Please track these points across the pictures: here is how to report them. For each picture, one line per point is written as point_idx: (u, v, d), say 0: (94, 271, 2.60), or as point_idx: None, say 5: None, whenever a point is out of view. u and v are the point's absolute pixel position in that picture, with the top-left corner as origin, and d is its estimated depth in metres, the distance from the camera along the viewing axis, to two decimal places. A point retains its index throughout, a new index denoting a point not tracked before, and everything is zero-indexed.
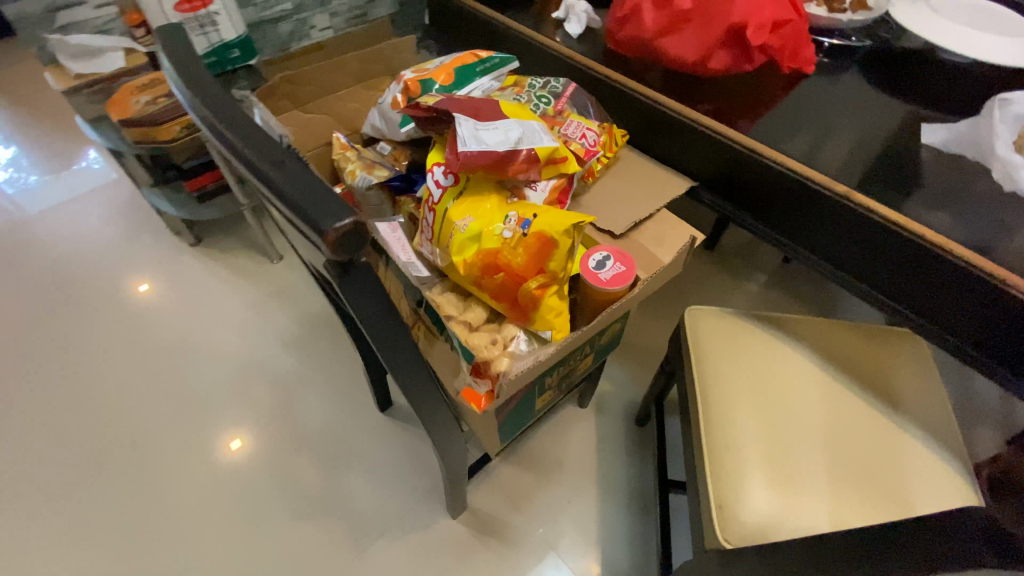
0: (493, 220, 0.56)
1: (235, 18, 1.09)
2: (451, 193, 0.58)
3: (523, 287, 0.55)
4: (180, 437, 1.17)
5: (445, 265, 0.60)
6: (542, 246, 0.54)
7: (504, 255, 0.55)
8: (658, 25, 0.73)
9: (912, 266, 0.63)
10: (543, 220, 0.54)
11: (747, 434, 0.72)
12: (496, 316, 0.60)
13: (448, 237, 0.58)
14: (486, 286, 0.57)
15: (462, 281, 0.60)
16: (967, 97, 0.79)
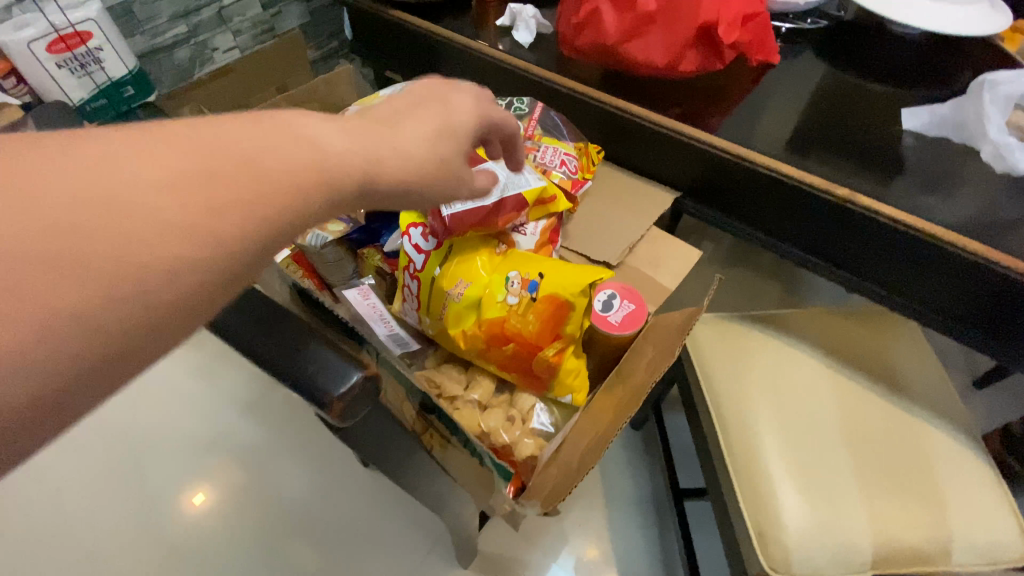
0: (491, 284, 0.49)
1: (123, 51, 0.92)
2: (435, 256, 0.50)
3: (540, 356, 0.48)
4: (139, 539, 1.02)
5: (440, 337, 0.53)
6: (554, 309, 0.48)
7: (512, 324, 0.48)
8: (621, 30, 0.69)
9: (921, 262, 0.61)
10: (551, 279, 0.48)
11: (770, 450, 0.71)
12: (506, 385, 0.54)
13: (442, 308, 0.50)
14: (494, 358, 0.50)
15: (463, 354, 0.52)
16: (925, 72, 0.79)
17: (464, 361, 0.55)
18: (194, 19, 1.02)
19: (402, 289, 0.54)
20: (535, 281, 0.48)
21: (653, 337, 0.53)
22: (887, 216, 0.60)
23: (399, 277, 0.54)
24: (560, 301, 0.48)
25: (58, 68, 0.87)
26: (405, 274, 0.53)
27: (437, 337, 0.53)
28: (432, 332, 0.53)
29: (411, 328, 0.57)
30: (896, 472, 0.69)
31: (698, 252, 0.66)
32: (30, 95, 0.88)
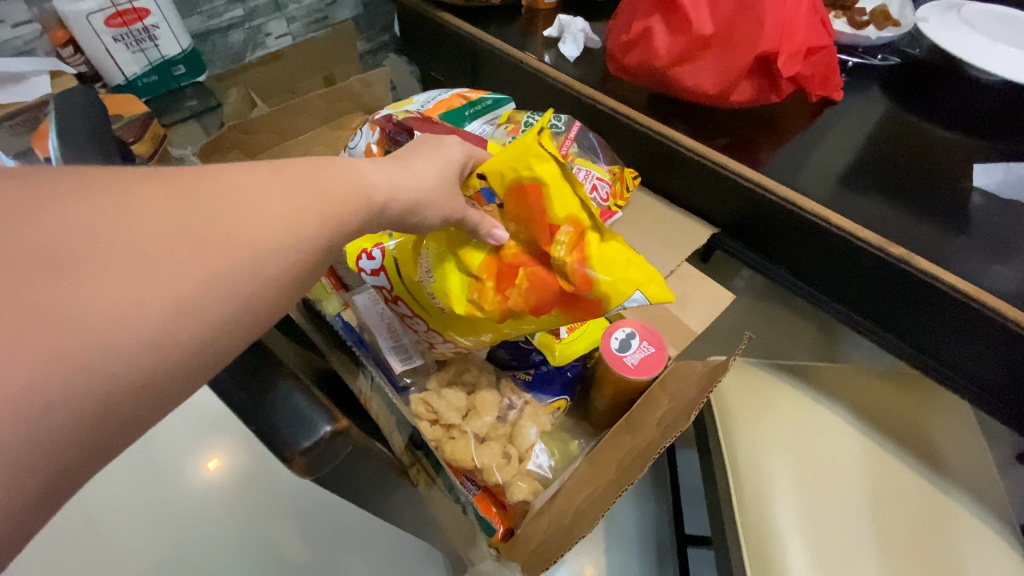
0: (454, 236, 0.45)
1: (177, 30, 0.93)
2: (396, 263, 0.50)
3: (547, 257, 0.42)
4: (137, 496, 0.94)
5: (447, 334, 0.50)
6: (523, 200, 0.43)
7: (500, 258, 0.44)
8: (672, 52, 0.66)
9: (981, 338, 0.54)
10: (499, 179, 0.44)
11: (784, 516, 0.66)
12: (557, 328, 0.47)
13: (428, 307, 0.49)
14: (513, 307, 0.44)
15: (483, 334, 0.48)
16: (1004, 121, 0.72)
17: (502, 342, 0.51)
18: (251, 4, 1.04)
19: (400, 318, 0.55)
20: (496, 195, 0.46)
21: (665, 388, 0.50)
22: (947, 283, 0.54)
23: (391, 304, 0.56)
24: (527, 184, 0.42)
25: (114, 42, 0.88)
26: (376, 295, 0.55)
27: (448, 337, 0.51)
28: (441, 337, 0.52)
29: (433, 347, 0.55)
30: (923, 563, 0.63)
31: (729, 295, 0.62)
32: (86, 65, 0.91)
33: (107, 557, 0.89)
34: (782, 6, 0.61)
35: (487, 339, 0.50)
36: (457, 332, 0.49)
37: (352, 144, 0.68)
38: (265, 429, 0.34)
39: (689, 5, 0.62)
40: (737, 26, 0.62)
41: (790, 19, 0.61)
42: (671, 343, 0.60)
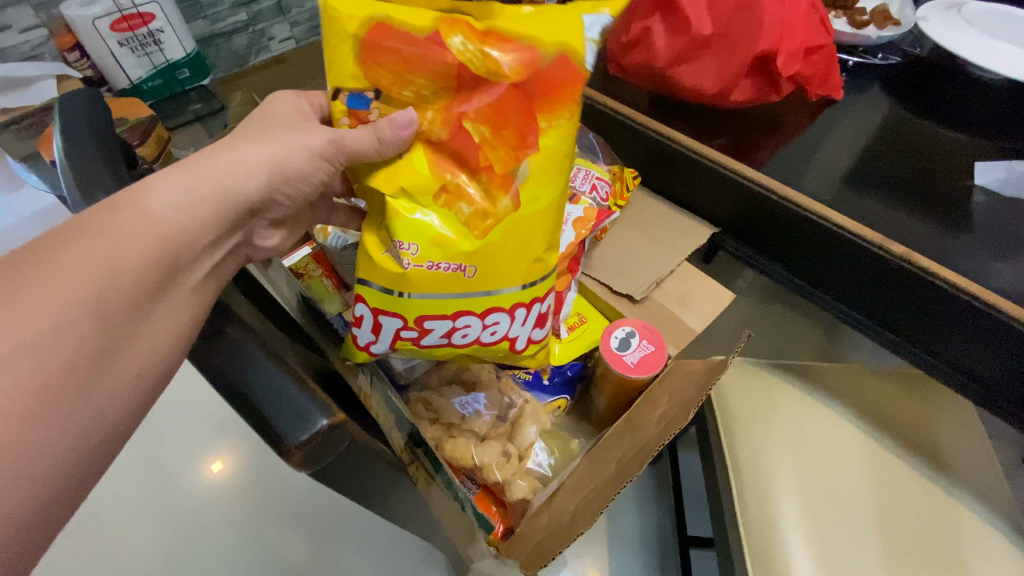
0: (387, 173, 0.42)
1: (182, 35, 0.95)
2: (381, 291, 0.43)
3: (476, 75, 0.40)
4: (141, 494, 0.95)
5: (487, 290, 0.44)
6: (385, 65, 0.40)
7: (445, 138, 0.41)
8: (671, 53, 0.66)
9: (985, 337, 0.54)
10: (347, 77, 0.41)
11: (787, 517, 0.66)
12: (562, 156, 0.43)
13: (446, 285, 0.43)
14: (509, 159, 0.41)
15: (512, 246, 0.43)
16: (1005, 120, 0.72)
17: (541, 253, 0.45)
18: (254, 8, 1.05)
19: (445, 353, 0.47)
20: (361, 91, 0.41)
21: (664, 384, 0.50)
22: (950, 282, 0.54)
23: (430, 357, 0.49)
24: (372, 39, 0.39)
25: (119, 46, 0.91)
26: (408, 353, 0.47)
27: (489, 297, 0.44)
28: (490, 309, 0.45)
29: (506, 336, 0.47)
30: (928, 563, 0.62)
31: (730, 294, 0.62)
32: (92, 69, 0.94)
33: (111, 553, 0.90)
34: (781, 6, 0.61)
35: (526, 257, 0.44)
36: (488, 265, 0.43)
37: None
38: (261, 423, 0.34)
39: (687, 6, 0.63)
40: (736, 26, 0.62)
41: (789, 19, 0.61)
42: (671, 342, 0.60)
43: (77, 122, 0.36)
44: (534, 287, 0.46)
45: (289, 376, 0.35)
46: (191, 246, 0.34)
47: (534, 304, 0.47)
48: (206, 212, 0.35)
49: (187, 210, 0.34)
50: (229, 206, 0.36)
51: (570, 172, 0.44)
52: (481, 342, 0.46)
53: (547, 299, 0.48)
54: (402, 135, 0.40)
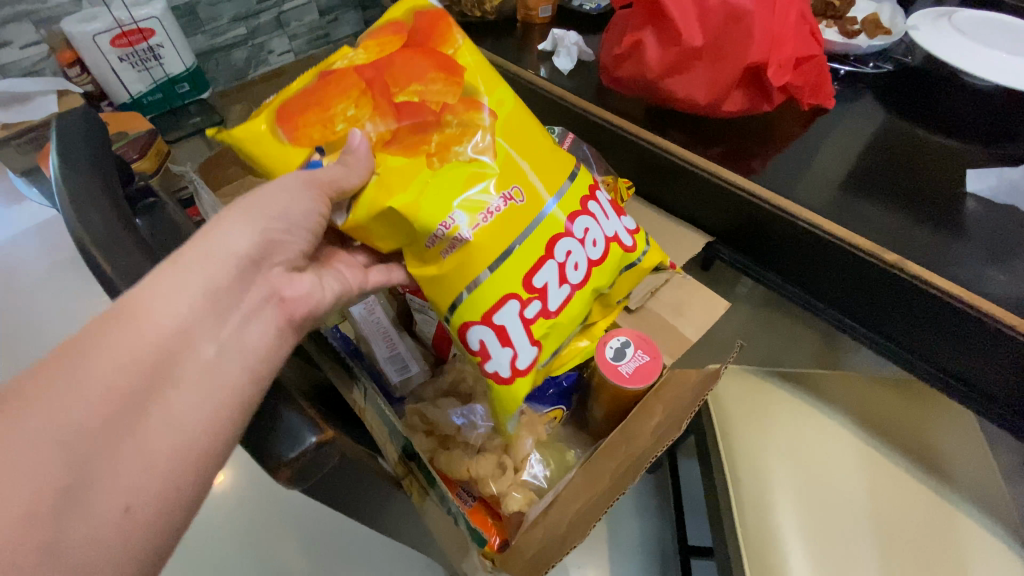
0: (388, 180, 0.44)
1: (182, 49, 0.97)
2: (475, 299, 0.44)
3: (372, 68, 0.46)
4: None
5: (549, 196, 0.47)
6: (310, 128, 0.46)
7: (397, 130, 0.46)
8: (663, 64, 0.67)
9: (980, 344, 0.54)
10: (289, 161, 0.45)
11: (786, 526, 0.65)
12: (481, 63, 0.50)
13: (520, 220, 0.45)
14: (456, 92, 0.47)
15: (525, 148, 0.47)
16: (997, 127, 0.72)
17: (544, 141, 0.50)
18: (253, 22, 1.07)
19: (571, 313, 0.49)
20: (309, 158, 0.46)
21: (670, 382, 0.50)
22: (943, 290, 0.54)
23: (563, 333, 0.49)
24: (285, 121, 0.46)
25: (119, 61, 0.94)
26: (544, 340, 0.48)
27: (558, 206, 0.47)
28: (569, 218, 0.47)
29: (606, 237, 0.49)
30: (929, 571, 0.62)
31: (725, 303, 0.62)
32: (93, 84, 0.95)
33: None
34: (770, 18, 0.62)
35: (538, 147, 0.49)
36: (526, 173, 0.46)
37: None
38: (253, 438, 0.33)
39: (678, 18, 0.63)
40: (726, 37, 0.63)
41: (778, 31, 0.62)
42: (667, 352, 0.60)
43: (73, 139, 0.37)
44: (570, 171, 0.50)
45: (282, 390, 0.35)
46: (193, 269, 0.33)
47: (589, 193, 0.50)
48: (211, 253, 0.35)
49: (201, 265, 0.34)
50: (225, 242, 0.36)
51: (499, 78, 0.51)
52: (592, 261, 0.49)
53: (600, 194, 0.52)
54: (361, 148, 0.44)
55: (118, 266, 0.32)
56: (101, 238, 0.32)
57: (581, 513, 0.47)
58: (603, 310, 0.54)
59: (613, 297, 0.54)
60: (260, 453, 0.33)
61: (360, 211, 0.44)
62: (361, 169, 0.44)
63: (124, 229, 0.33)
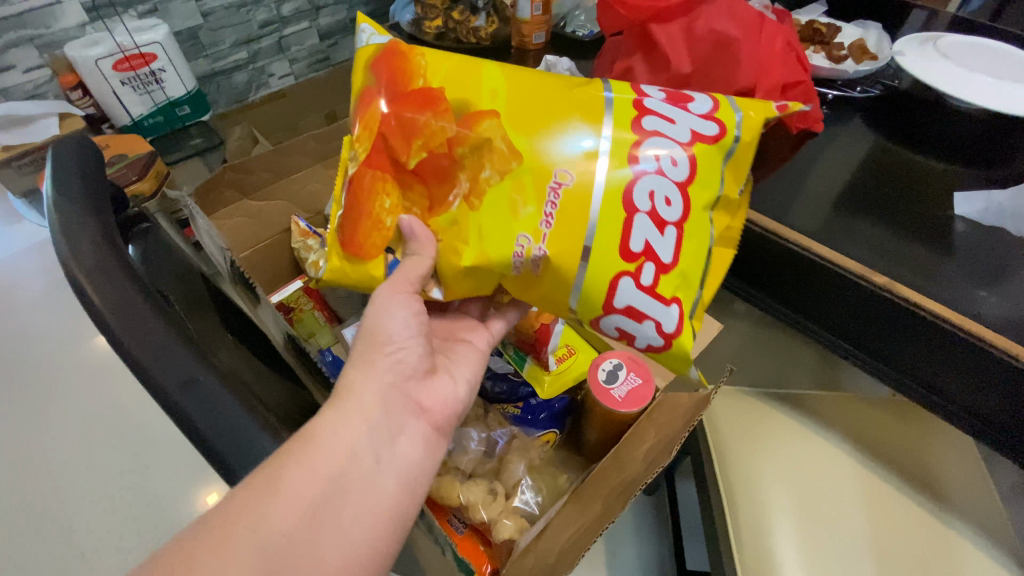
0: (455, 235, 0.46)
1: (183, 73, 0.99)
2: (588, 296, 0.46)
3: (375, 153, 0.46)
4: None
5: (596, 156, 0.45)
6: (369, 239, 0.47)
7: (431, 191, 0.47)
8: (653, 90, 0.68)
9: (972, 366, 0.53)
10: (369, 277, 0.49)
11: (784, 551, 0.64)
12: (454, 68, 0.48)
13: (583, 203, 0.45)
14: (450, 115, 0.46)
15: (547, 123, 0.46)
16: (982, 150, 0.73)
17: (566, 95, 0.47)
18: (255, 47, 1.09)
19: (690, 251, 0.46)
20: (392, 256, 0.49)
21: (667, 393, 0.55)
22: (933, 312, 0.54)
23: (698, 266, 0.47)
24: (344, 236, 0.48)
25: (121, 85, 0.95)
26: (678, 292, 0.46)
27: (613, 158, 0.45)
28: (631, 160, 0.45)
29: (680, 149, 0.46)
30: None
31: (718, 324, 0.62)
32: (94, 107, 0.97)
33: None
34: (757, 45, 0.63)
35: (551, 114, 0.46)
36: (563, 151, 0.45)
37: None
38: (229, 473, 0.32)
39: (667, 46, 0.65)
40: (715, 62, 0.64)
41: (764, 56, 0.64)
42: (662, 374, 0.60)
43: (68, 167, 0.37)
44: (604, 105, 0.47)
45: (259, 422, 0.33)
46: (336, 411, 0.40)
47: (637, 118, 0.47)
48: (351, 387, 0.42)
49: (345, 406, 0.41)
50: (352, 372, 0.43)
51: (472, 60, 0.49)
52: (682, 184, 0.46)
53: (645, 107, 0.48)
54: (420, 232, 0.46)
55: (104, 292, 0.30)
56: (87, 264, 0.31)
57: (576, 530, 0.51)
58: (724, 212, 0.50)
59: (732, 186, 0.49)
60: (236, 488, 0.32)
61: (450, 274, 0.48)
62: (429, 250, 0.47)
63: (113, 256, 0.32)
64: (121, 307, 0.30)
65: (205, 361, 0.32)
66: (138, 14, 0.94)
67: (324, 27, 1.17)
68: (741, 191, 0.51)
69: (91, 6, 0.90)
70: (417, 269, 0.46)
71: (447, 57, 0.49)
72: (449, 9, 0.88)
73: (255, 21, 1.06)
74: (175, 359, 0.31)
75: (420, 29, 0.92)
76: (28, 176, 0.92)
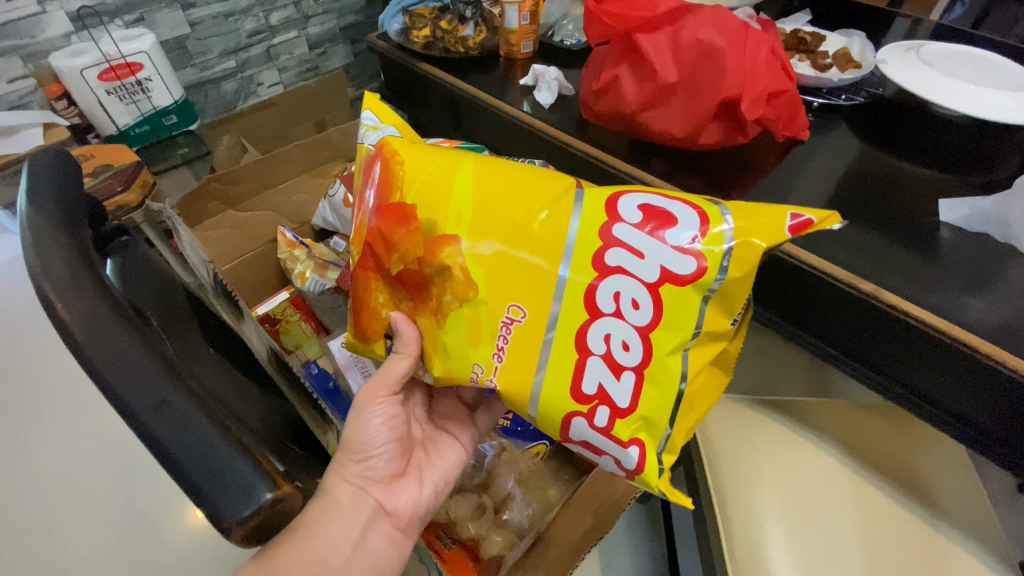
0: (428, 351, 0.48)
1: (171, 84, 0.98)
2: (547, 422, 0.46)
3: (364, 257, 0.49)
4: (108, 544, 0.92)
5: (551, 293, 0.44)
6: (369, 326, 0.50)
7: (415, 297, 0.48)
8: (640, 99, 0.68)
9: (960, 370, 0.53)
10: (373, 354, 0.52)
11: (777, 561, 0.64)
12: (428, 179, 0.48)
13: (534, 338, 0.44)
14: (420, 233, 0.46)
15: (505, 251, 0.45)
16: (967, 156, 0.74)
17: (531, 216, 0.45)
18: (242, 56, 1.09)
19: (653, 397, 0.43)
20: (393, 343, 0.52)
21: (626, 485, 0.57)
22: (919, 318, 0.54)
23: (665, 412, 0.43)
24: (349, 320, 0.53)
25: (107, 95, 0.95)
26: (640, 434, 0.44)
27: (568, 296, 0.44)
28: (588, 300, 0.43)
29: (646, 285, 0.42)
30: None
31: None
32: (79, 116, 0.96)
33: None
34: (743, 56, 0.63)
35: (514, 237, 0.45)
36: (517, 283, 0.44)
37: (331, 193, 0.77)
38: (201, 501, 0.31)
39: (653, 55, 0.65)
40: (700, 71, 0.64)
41: (749, 64, 0.64)
42: None
43: (43, 180, 0.36)
44: (567, 232, 0.44)
45: (235, 445, 0.32)
46: None
47: (602, 250, 0.43)
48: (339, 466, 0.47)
49: None
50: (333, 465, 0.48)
51: (454, 165, 0.48)
52: (643, 329, 0.42)
53: (612, 235, 0.43)
54: (406, 333, 0.48)
55: (76, 309, 0.30)
56: (59, 281, 0.30)
57: (566, 540, 0.55)
58: (715, 343, 0.44)
59: (720, 318, 0.43)
60: (210, 514, 0.31)
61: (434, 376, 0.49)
62: (411, 350, 0.49)
63: (85, 272, 0.31)
64: (92, 326, 0.30)
65: (180, 381, 0.31)
66: (125, 24, 0.94)
67: (313, 36, 1.17)
68: (738, 319, 0.44)
69: (77, 16, 0.89)
70: (394, 370, 0.48)
71: (431, 164, 0.48)
72: (437, 19, 0.88)
73: (242, 30, 1.06)
74: (147, 379, 0.30)
75: (409, 38, 0.92)
76: (10, 187, 0.91)
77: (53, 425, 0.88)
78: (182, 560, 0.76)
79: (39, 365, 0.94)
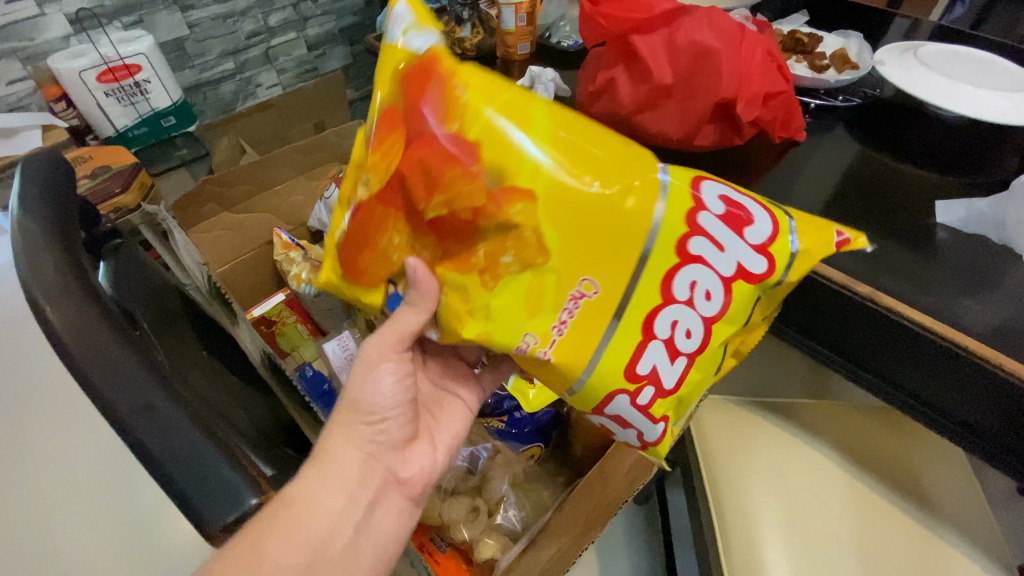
0: (448, 313, 0.43)
1: (169, 85, 0.98)
2: (585, 395, 0.44)
3: (389, 189, 0.43)
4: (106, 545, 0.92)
5: (629, 268, 0.41)
6: (370, 266, 0.46)
7: (448, 247, 0.43)
8: (635, 100, 0.68)
9: (956, 373, 0.53)
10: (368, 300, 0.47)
11: (775, 563, 0.64)
12: (501, 116, 0.41)
13: (602, 314, 0.42)
14: (485, 174, 0.40)
15: (592, 212, 0.40)
16: (964, 156, 0.74)
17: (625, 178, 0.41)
18: (241, 58, 1.09)
19: (696, 381, 0.45)
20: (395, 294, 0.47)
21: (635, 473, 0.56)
22: (916, 322, 0.54)
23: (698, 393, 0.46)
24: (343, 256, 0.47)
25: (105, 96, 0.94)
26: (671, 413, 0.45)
27: (647, 276, 0.42)
28: (665, 286, 0.42)
29: (726, 275, 0.42)
30: None
31: None
32: (78, 118, 0.96)
33: None
34: (737, 57, 0.63)
35: (609, 200, 0.40)
36: (592, 250, 0.41)
37: (326, 195, 0.77)
38: (188, 505, 0.31)
39: (648, 56, 0.65)
40: (696, 72, 0.64)
41: (744, 66, 0.64)
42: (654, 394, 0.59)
43: (35, 184, 0.36)
44: (653, 217, 0.41)
45: (222, 448, 0.32)
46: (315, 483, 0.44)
47: (687, 237, 0.41)
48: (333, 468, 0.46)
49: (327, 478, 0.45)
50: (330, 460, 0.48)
51: (526, 104, 0.43)
52: (709, 319, 0.43)
53: (697, 222, 0.42)
54: (424, 284, 0.43)
55: (64, 312, 0.30)
56: (48, 285, 0.30)
57: (559, 545, 0.55)
58: (746, 334, 0.47)
59: (761, 313, 0.45)
60: (198, 517, 0.31)
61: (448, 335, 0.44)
62: (428, 306, 0.44)
63: (74, 276, 0.31)
64: (81, 331, 0.30)
65: (167, 386, 0.31)
66: (123, 26, 0.94)
67: (312, 37, 1.17)
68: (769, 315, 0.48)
69: (75, 18, 0.89)
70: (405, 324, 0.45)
71: (502, 98, 0.42)
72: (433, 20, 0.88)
73: (241, 31, 1.06)
74: (134, 383, 0.30)
75: None
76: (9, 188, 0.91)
77: (52, 426, 0.88)
78: (177, 561, 0.76)
79: (36, 366, 0.94)
